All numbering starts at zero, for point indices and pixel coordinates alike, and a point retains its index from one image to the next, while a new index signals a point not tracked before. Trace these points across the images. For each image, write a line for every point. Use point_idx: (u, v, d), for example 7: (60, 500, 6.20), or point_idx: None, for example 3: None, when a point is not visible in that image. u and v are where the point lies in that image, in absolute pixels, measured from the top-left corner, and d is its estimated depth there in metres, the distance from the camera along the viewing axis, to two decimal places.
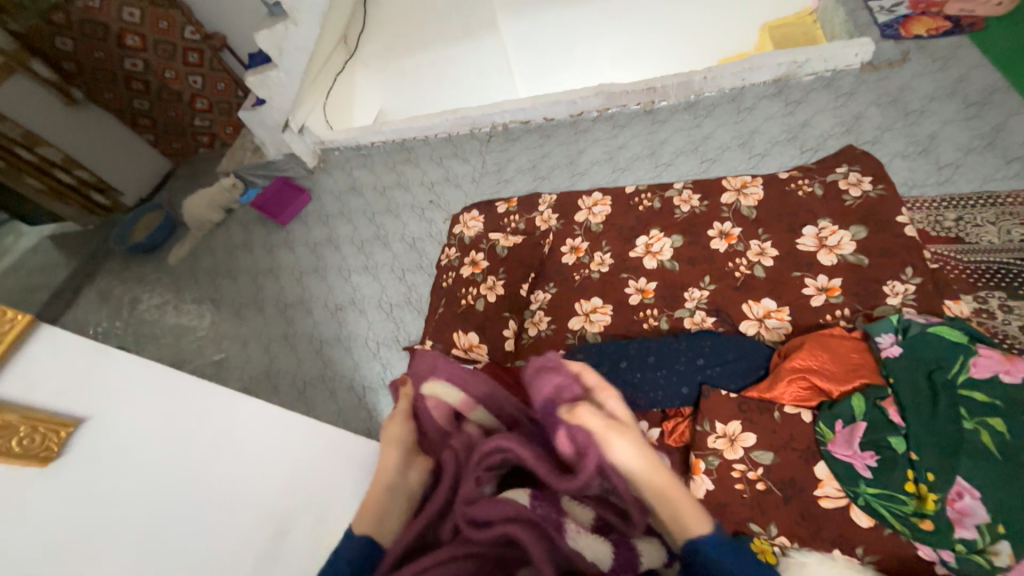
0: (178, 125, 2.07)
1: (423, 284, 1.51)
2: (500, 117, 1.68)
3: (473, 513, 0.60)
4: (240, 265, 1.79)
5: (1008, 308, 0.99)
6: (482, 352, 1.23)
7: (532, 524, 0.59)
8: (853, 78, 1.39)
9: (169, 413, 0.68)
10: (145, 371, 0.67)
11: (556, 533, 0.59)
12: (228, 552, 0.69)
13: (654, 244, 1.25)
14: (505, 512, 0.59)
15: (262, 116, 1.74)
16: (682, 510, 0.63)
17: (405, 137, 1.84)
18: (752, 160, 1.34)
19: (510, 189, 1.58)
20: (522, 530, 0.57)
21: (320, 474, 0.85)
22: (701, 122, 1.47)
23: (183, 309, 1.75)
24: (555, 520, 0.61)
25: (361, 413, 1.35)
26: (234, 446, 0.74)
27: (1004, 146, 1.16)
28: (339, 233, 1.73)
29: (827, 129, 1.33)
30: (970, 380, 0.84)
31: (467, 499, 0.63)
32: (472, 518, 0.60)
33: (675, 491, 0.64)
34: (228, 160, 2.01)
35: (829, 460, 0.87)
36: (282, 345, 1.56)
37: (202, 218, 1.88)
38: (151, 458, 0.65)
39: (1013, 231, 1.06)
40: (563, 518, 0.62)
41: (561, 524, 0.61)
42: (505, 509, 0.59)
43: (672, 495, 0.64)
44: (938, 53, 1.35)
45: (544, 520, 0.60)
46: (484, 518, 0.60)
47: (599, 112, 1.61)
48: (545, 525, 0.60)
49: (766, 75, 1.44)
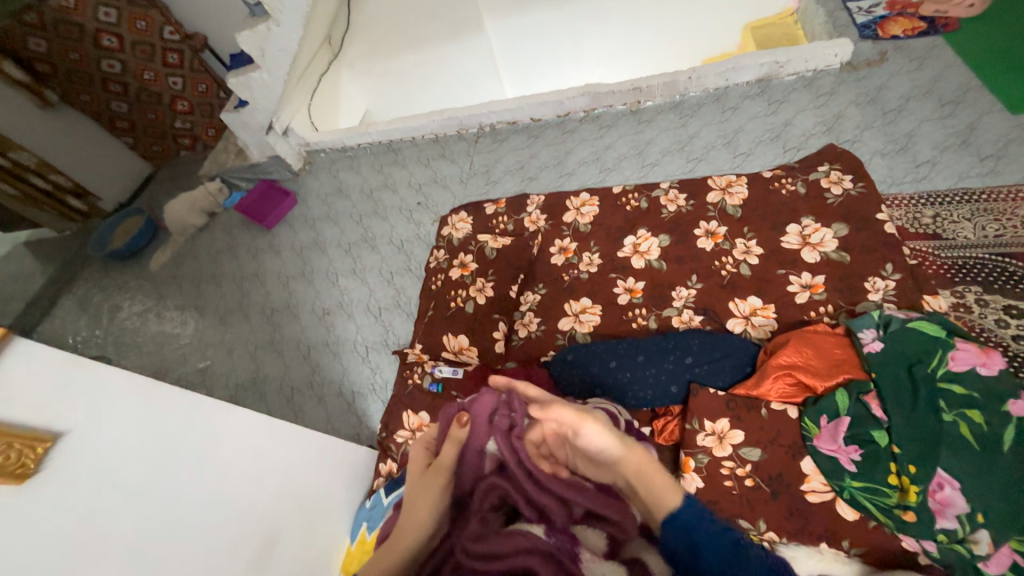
0: (159, 127, 2.04)
1: (412, 287, 1.50)
2: (487, 117, 1.68)
3: (484, 547, 0.62)
4: (224, 271, 1.76)
5: (984, 302, 1.02)
6: (472, 355, 1.22)
7: (547, 555, 0.60)
8: (833, 78, 1.41)
9: (155, 425, 0.67)
10: (128, 383, 0.65)
11: (570, 561, 0.60)
12: (219, 564, 0.70)
13: (641, 244, 1.26)
14: (519, 544, 0.61)
15: (245, 118, 1.70)
16: (657, 487, 0.69)
17: (391, 138, 1.83)
18: (736, 159, 1.36)
19: (498, 190, 1.57)
20: (537, 559, 0.59)
21: (296, 479, 0.88)
22: (687, 122, 1.48)
23: (166, 316, 1.71)
24: (569, 548, 0.62)
25: (351, 418, 1.34)
26: (221, 458, 0.75)
27: (977, 144, 1.19)
28: (326, 236, 1.71)
29: (809, 128, 1.35)
30: (948, 374, 0.86)
31: (474, 534, 0.65)
32: (488, 556, 0.61)
33: (642, 468, 0.70)
34: (210, 163, 1.97)
35: (815, 455, 0.88)
36: (268, 352, 1.54)
37: (184, 223, 1.85)
38: (139, 472, 0.64)
39: (987, 227, 1.09)
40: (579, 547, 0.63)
41: (577, 553, 0.61)
42: (516, 541, 0.61)
43: (643, 475, 0.70)
44: (915, 53, 1.38)
45: (559, 551, 0.61)
46: (497, 551, 0.61)
47: (585, 112, 1.61)
48: (560, 554, 0.60)
49: (748, 75, 1.46)
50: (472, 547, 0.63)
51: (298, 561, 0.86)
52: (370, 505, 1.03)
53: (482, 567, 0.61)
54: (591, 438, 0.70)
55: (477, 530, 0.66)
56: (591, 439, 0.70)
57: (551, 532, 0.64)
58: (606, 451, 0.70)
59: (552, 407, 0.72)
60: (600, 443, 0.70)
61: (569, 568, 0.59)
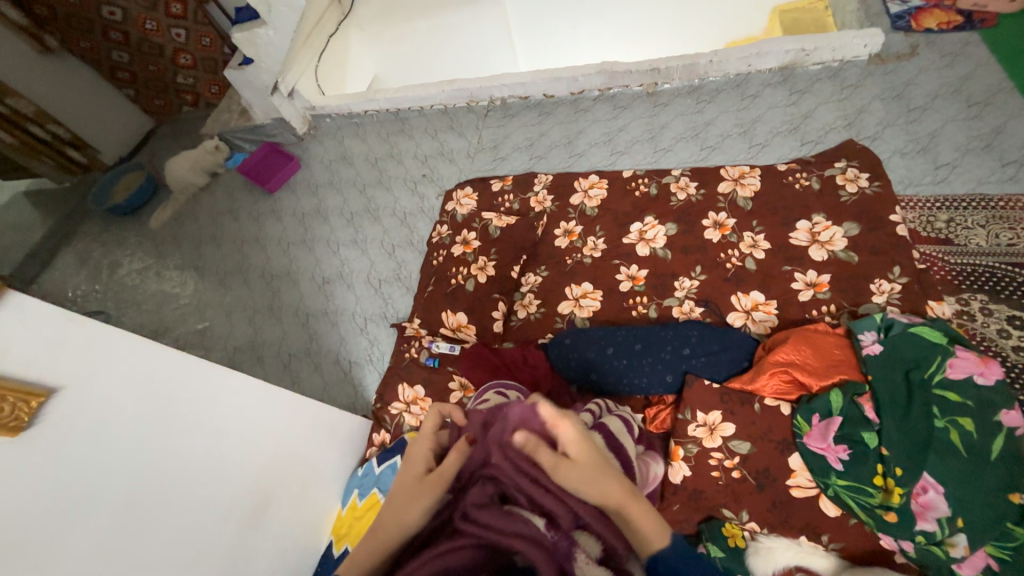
0: (160, 80, 2.00)
1: (413, 261, 1.49)
2: (500, 91, 1.63)
3: (484, 515, 0.62)
4: (225, 233, 1.75)
5: (988, 311, 1.01)
6: (470, 333, 1.22)
7: (543, 547, 0.59)
8: (859, 70, 1.36)
9: (149, 384, 0.67)
10: (122, 343, 0.64)
11: (565, 561, 0.59)
12: (207, 521, 0.72)
13: (648, 231, 1.24)
14: (516, 528, 0.60)
15: (250, 76, 1.65)
16: (642, 524, 0.63)
17: (399, 106, 1.78)
18: (752, 150, 1.33)
19: (505, 167, 1.54)
20: (530, 548, 0.58)
21: (289, 445, 0.90)
22: (704, 108, 1.44)
23: (166, 276, 1.71)
24: (567, 548, 0.60)
25: (346, 388, 1.35)
26: (214, 420, 0.75)
27: (1001, 149, 1.16)
28: (328, 204, 1.69)
29: (829, 122, 1.31)
30: (943, 381, 0.86)
31: (475, 500, 0.65)
32: (478, 524, 0.62)
33: (633, 508, 0.63)
34: (213, 122, 1.94)
35: (804, 452, 0.89)
36: (267, 317, 1.54)
37: (186, 181, 1.83)
38: (127, 432, 0.64)
39: (1001, 235, 1.07)
40: (575, 547, 0.61)
41: (572, 553, 0.60)
42: (516, 526, 0.60)
43: (631, 518, 0.63)
44: (947, 49, 1.33)
45: (556, 549, 0.59)
46: (495, 525, 0.61)
47: (600, 91, 1.57)
48: (556, 551, 0.59)
49: (772, 62, 1.41)
50: (471, 513, 0.63)
51: (287, 523, 0.89)
52: (362, 473, 1.05)
53: (480, 534, 0.61)
54: (581, 468, 0.63)
55: (481, 499, 0.65)
56: (578, 465, 0.64)
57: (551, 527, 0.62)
58: (593, 487, 0.63)
59: (561, 420, 0.67)
60: (591, 474, 0.63)
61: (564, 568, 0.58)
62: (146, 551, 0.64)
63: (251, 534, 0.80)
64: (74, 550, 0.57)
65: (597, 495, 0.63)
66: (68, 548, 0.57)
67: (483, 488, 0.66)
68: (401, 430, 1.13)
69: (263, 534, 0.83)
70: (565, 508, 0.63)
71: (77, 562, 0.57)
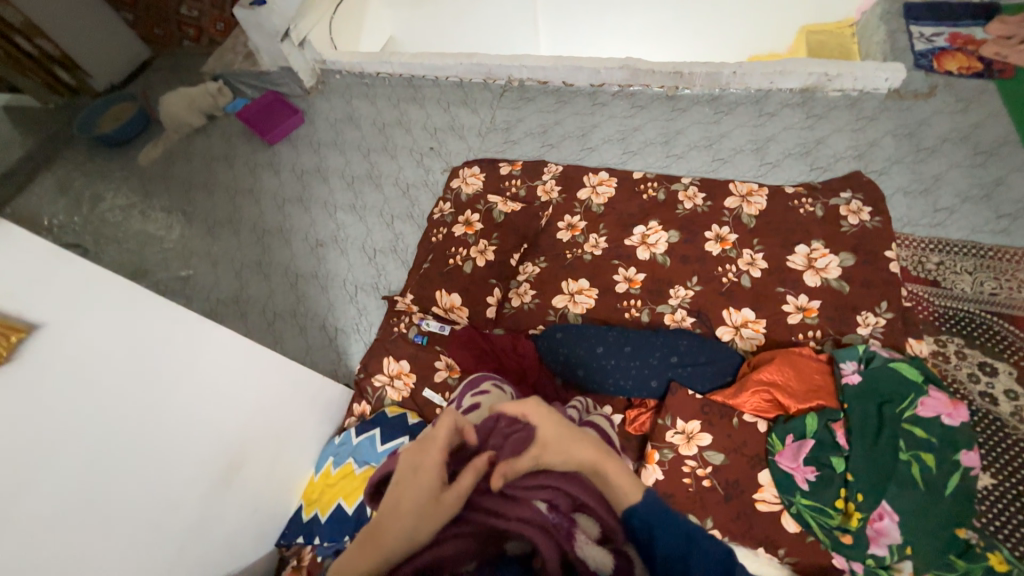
0: (162, 10, 1.93)
1: (411, 234, 1.46)
2: (519, 71, 1.60)
3: (488, 502, 0.64)
4: (218, 180, 1.69)
5: (962, 355, 1.04)
6: (462, 315, 1.21)
7: (546, 530, 0.62)
8: (876, 103, 1.37)
9: (136, 331, 0.65)
10: (106, 288, 0.62)
11: (566, 541, 0.62)
12: (184, 477, 0.72)
13: (650, 235, 1.24)
14: (521, 513, 0.63)
15: (260, 18, 1.58)
16: (619, 484, 0.66)
17: (413, 73, 1.73)
18: (763, 168, 1.33)
19: (516, 151, 1.51)
20: (536, 532, 0.61)
21: (270, 408, 0.89)
22: (721, 119, 1.43)
23: (151, 217, 1.65)
24: (568, 529, 0.63)
25: (330, 354, 1.34)
26: (197, 376, 0.74)
27: (998, 200, 1.19)
28: (330, 165, 1.64)
29: (841, 151, 1.32)
30: (913, 417, 0.90)
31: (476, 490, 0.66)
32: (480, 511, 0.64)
33: (609, 467, 0.67)
34: (216, 61, 1.87)
35: (774, 468, 0.92)
36: (255, 273, 1.51)
37: (181, 121, 1.75)
38: (106, 384, 0.62)
39: (985, 283, 1.11)
40: (575, 528, 0.64)
41: (572, 533, 0.63)
42: (520, 512, 0.63)
43: (609, 472, 0.67)
44: (963, 94, 1.34)
45: (557, 530, 0.62)
46: (498, 510, 0.63)
47: (620, 87, 1.54)
48: (558, 532, 0.62)
49: (794, 82, 1.41)
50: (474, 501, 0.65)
51: (260, 486, 0.89)
52: (340, 441, 1.04)
53: (483, 522, 0.62)
54: (554, 446, 0.68)
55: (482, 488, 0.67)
56: (547, 432, 0.69)
57: (552, 509, 0.65)
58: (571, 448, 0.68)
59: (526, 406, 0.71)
60: (564, 439, 0.68)
61: (564, 547, 0.61)
62: (117, 506, 0.64)
63: (223, 495, 0.80)
64: (42, 496, 0.56)
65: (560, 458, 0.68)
66: (36, 493, 0.55)
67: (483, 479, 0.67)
68: (383, 404, 1.13)
69: (233, 497, 0.83)
70: (563, 492, 0.66)
71: (39, 515, 0.56)
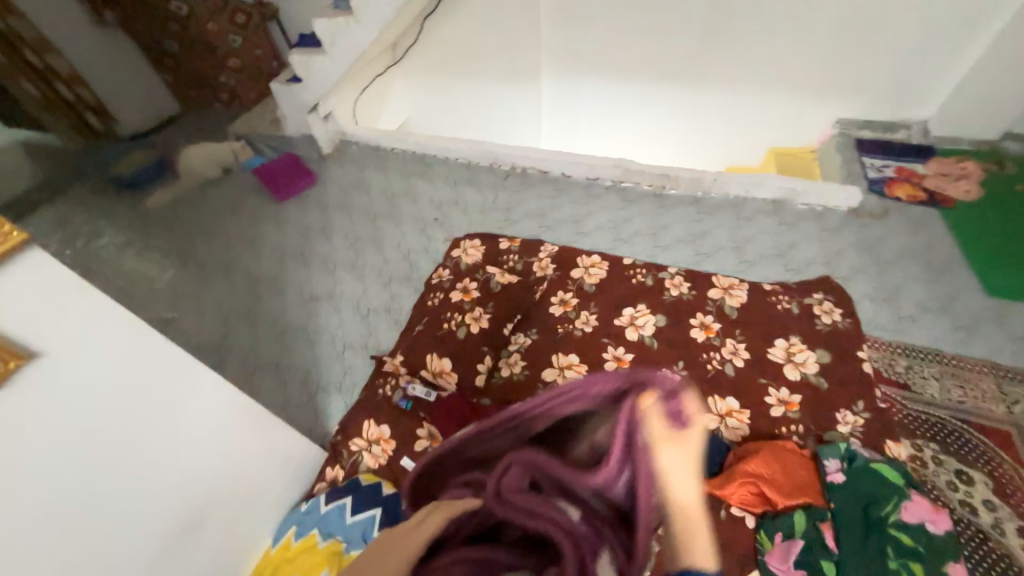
0: (201, 74, 2.11)
1: (406, 296, 1.49)
2: (522, 160, 1.77)
3: (522, 502, 0.59)
4: (222, 228, 1.73)
5: (939, 461, 1.06)
6: (450, 381, 1.20)
7: (573, 540, 0.57)
8: (839, 218, 1.54)
9: (132, 374, 0.64)
10: (120, 329, 0.61)
11: (589, 556, 0.57)
12: (140, 529, 0.70)
13: (639, 317, 1.30)
14: (551, 518, 0.58)
15: (294, 93, 1.78)
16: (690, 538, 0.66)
17: (425, 151, 1.89)
18: (742, 265, 1.44)
19: (515, 229, 1.62)
20: (562, 538, 0.57)
21: (247, 465, 0.85)
22: (703, 219, 1.57)
23: (147, 257, 1.66)
24: (594, 543, 0.58)
25: (308, 412, 1.28)
26: (178, 427, 0.71)
27: (954, 313, 1.30)
28: (335, 225, 1.71)
29: (810, 256, 1.45)
30: (899, 522, 0.89)
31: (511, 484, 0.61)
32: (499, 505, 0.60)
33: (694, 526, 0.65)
34: (243, 123, 2.05)
35: (764, 570, 0.89)
36: (242, 321, 1.49)
37: (198, 171, 1.84)
38: (92, 425, 0.61)
39: (952, 391, 1.16)
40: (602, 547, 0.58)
41: (597, 550, 0.58)
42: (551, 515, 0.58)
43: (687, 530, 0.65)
44: (912, 218, 1.52)
45: (581, 546, 0.57)
46: (532, 512, 0.58)
47: (613, 182, 1.70)
48: (583, 545, 0.57)
49: (767, 193, 1.58)
50: (502, 497, 0.60)
51: (216, 549, 0.84)
52: (306, 508, 0.98)
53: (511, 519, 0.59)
54: (672, 473, 0.62)
55: (513, 483, 0.61)
56: (667, 453, 0.62)
57: (584, 518, 0.59)
58: (686, 479, 0.62)
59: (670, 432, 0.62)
60: (680, 468, 0.62)
61: (585, 563, 0.56)
62: (66, 554, 0.62)
63: (175, 554, 0.77)
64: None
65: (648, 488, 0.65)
66: None
67: (520, 469, 0.62)
68: (357, 470, 1.07)
69: (185, 557, 0.79)
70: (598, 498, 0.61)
71: None
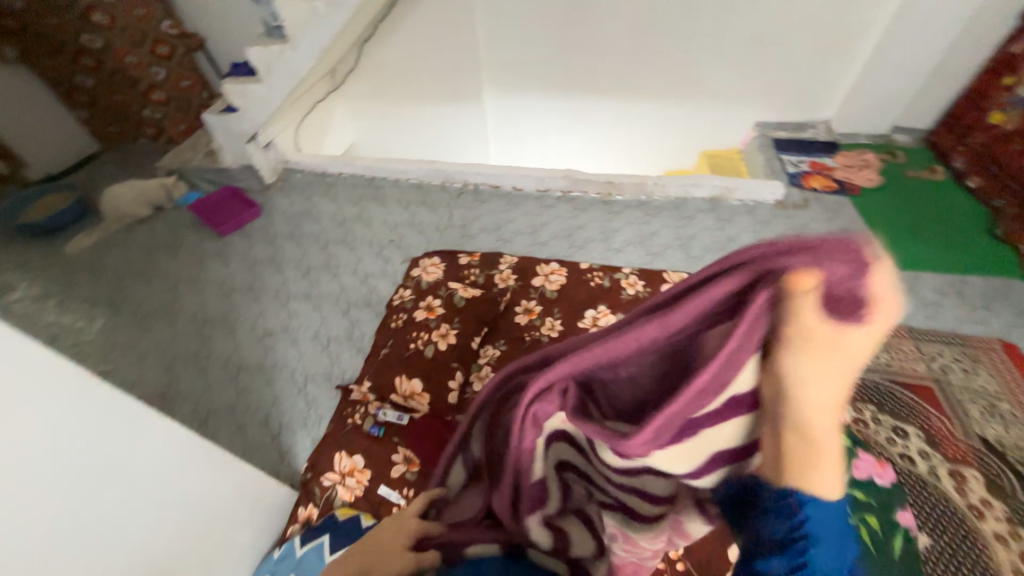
0: (124, 110, 1.98)
1: (368, 321, 1.45)
2: (473, 177, 1.80)
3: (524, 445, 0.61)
4: (158, 269, 1.62)
5: (878, 420, 1.12)
6: (423, 403, 1.17)
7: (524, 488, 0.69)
8: (768, 210, 1.68)
9: (83, 432, 0.56)
10: (64, 378, 0.53)
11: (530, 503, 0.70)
12: None
13: (601, 318, 1.34)
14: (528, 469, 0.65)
15: (230, 123, 1.73)
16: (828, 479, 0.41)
17: (374, 174, 1.88)
18: (689, 260, 1.54)
19: (473, 244, 1.63)
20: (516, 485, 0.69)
21: (209, 513, 0.79)
22: (650, 220, 1.67)
23: (70, 307, 1.52)
24: (536, 498, 0.70)
25: (271, 454, 1.20)
26: (136, 483, 0.65)
27: None
28: (285, 255, 1.65)
29: (748, 247, 1.57)
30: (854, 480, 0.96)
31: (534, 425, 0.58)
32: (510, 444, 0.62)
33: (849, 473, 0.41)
34: (173, 156, 1.97)
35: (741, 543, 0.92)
36: (189, 365, 1.39)
37: (125, 211, 1.72)
38: (35, 497, 0.52)
39: (881, 356, 1.30)
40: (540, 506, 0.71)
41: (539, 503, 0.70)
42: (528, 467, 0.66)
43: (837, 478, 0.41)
44: (829, 206, 1.70)
45: (527, 496, 0.70)
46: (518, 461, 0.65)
47: (563, 192, 1.77)
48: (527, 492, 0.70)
49: (703, 192, 1.71)
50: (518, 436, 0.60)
51: None
52: (279, 556, 0.94)
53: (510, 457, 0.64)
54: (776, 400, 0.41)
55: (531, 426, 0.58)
56: (809, 361, 0.36)
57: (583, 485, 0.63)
58: (833, 389, 0.36)
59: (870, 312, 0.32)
60: (827, 376, 0.35)
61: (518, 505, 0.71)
62: None
63: None
64: None
65: (761, 386, 0.43)
66: None
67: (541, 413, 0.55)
68: (332, 506, 1.03)
69: None
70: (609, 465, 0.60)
71: None
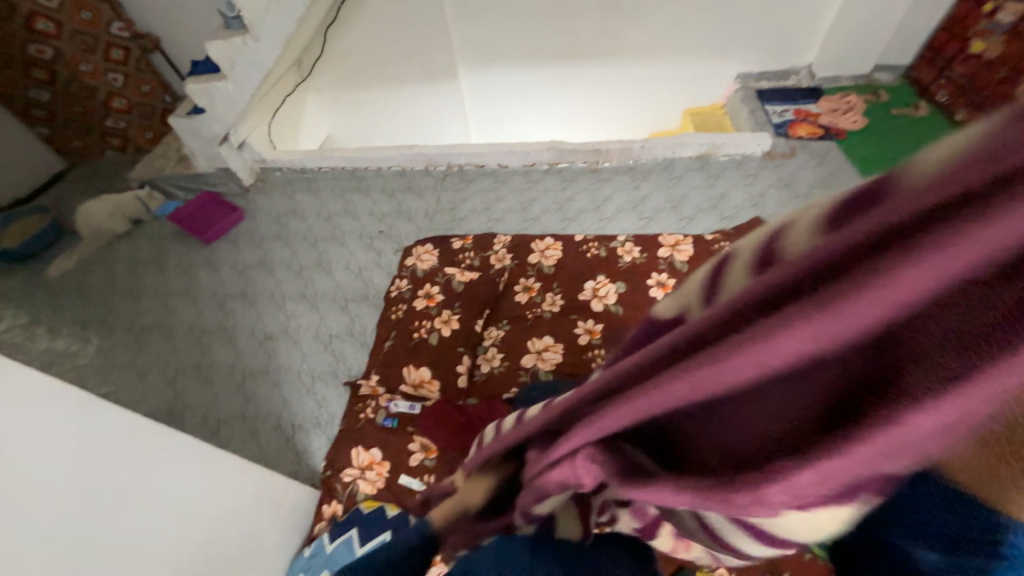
0: (84, 122, 1.97)
1: (367, 315, 1.44)
2: (456, 158, 1.76)
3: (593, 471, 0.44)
4: (145, 284, 1.58)
5: None
6: (433, 390, 1.18)
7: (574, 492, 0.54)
8: (756, 162, 1.67)
9: (95, 449, 0.56)
10: (65, 398, 0.53)
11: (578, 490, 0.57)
12: None
13: (600, 289, 1.34)
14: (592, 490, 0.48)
15: (198, 125, 1.65)
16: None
17: (355, 165, 1.82)
18: (682, 222, 1.53)
19: (464, 227, 1.61)
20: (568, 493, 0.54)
21: (229, 527, 0.79)
22: (639, 185, 1.65)
23: (62, 332, 1.49)
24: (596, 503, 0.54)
25: (288, 456, 1.21)
26: (153, 500, 0.64)
27: None
28: (275, 256, 1.62)
29: (740, 203, 1.56)
30: None
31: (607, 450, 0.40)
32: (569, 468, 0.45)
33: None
34: (145, 167, 1.86)
35: None
36: (192, 378, 1.37)
37: (102, 227, 1.67)
38: (55, 518, 0.52)
39: None
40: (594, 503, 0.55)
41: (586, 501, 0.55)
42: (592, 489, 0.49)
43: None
44: (817, 152, 1.69)
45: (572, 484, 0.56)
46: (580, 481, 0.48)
47: (549, 165, 1.74)
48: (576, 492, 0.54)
49: (690, 151, 1.68)
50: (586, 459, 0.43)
51: None
52: (311, 553, 0.97)
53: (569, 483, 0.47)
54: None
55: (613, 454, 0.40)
56: None
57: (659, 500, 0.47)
58: None
59: None
60: None
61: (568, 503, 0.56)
62: None
63: None
64: None
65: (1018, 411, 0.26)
66: None
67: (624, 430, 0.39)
68: (355, 500, 1.05)
69: None
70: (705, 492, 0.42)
71: None
